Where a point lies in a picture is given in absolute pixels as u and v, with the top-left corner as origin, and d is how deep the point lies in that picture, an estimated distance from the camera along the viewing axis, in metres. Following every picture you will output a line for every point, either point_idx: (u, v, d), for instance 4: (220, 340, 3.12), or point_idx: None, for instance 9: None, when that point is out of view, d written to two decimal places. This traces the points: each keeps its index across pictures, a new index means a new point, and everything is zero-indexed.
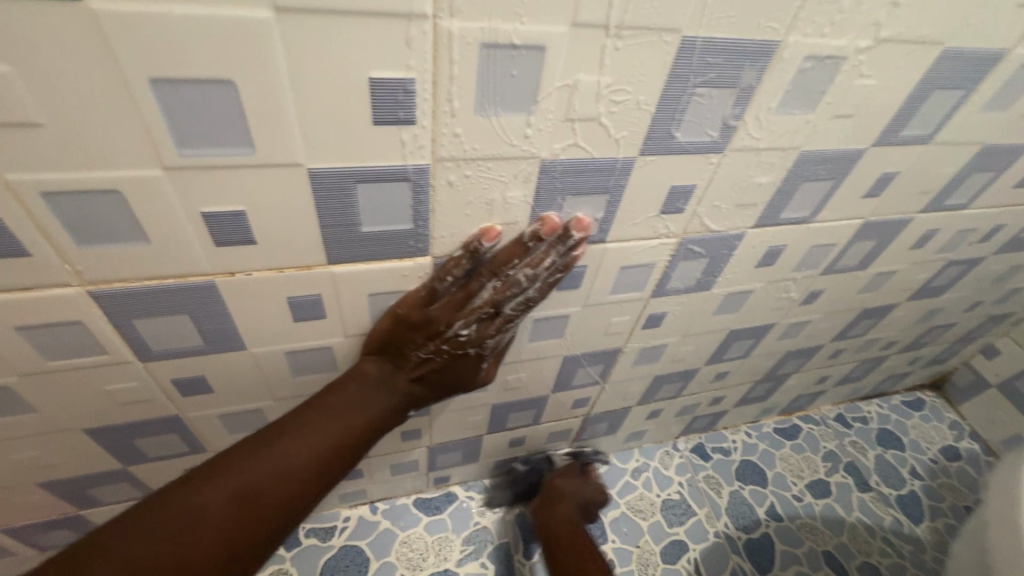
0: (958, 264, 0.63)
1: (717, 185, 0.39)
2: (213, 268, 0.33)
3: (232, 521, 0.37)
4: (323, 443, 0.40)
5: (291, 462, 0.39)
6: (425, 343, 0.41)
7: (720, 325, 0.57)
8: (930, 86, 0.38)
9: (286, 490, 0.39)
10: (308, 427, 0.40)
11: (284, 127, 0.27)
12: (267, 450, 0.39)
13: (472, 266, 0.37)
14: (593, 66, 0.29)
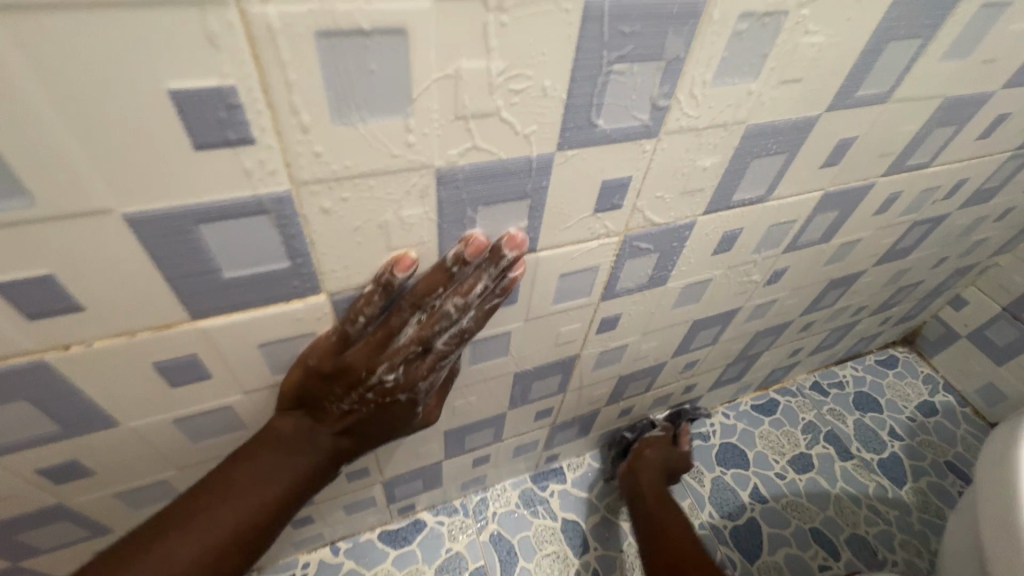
0: (923, 223, 0.60)
1: (656, 175, 0.34)
2: (37, 345, 0.26)
3: None
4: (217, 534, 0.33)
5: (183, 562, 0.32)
6: (345, 394, 0.35)
7: (683, 317, 0.53)
8: (885, 37, 0.33)
9: None
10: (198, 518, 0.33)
11: (69, 164, 0.20)
12: (149, 550, 0.32)
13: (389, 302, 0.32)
14: (477, 49, 0.23)
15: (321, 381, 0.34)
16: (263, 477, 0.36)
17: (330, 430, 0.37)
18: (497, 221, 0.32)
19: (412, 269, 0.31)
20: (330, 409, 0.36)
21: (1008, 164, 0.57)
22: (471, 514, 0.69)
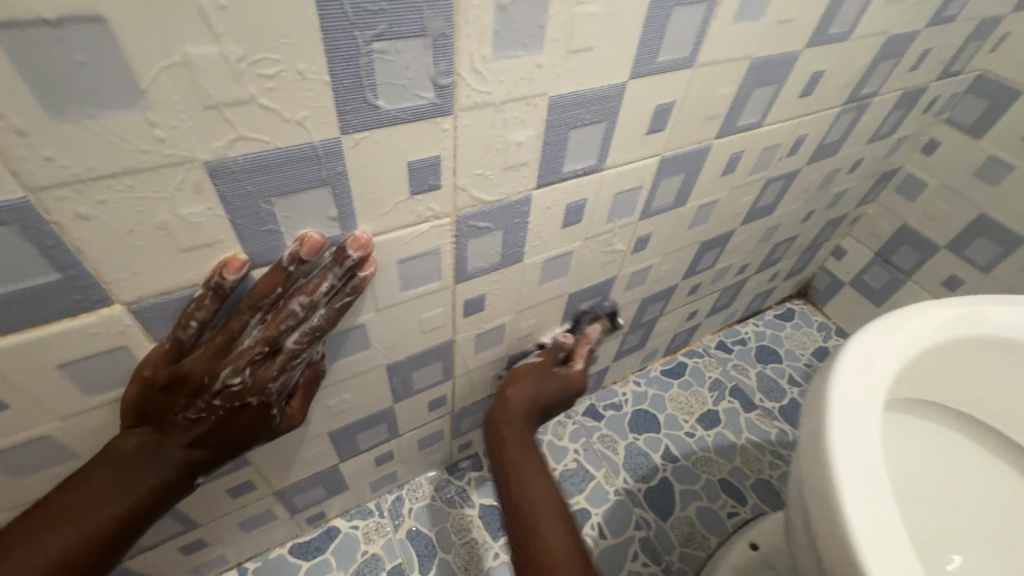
0: (776, 180, 0.64)
1: (467, 152, 0.34)
2: None
3: None
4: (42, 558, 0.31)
5: None
6: (192, 403, 0.34)
7: (555, 292, 0.54)
8: (666, 3, 0.34)
9: None
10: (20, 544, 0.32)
11: None
12: None
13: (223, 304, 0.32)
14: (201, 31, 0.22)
15: (164, 390, 0.33)
16: (96, 497, 0.34)
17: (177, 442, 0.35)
18: (307, 212, 0.31)
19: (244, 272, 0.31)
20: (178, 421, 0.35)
21: (842, 119, 0.61)
22: (387, 514, 0.69)
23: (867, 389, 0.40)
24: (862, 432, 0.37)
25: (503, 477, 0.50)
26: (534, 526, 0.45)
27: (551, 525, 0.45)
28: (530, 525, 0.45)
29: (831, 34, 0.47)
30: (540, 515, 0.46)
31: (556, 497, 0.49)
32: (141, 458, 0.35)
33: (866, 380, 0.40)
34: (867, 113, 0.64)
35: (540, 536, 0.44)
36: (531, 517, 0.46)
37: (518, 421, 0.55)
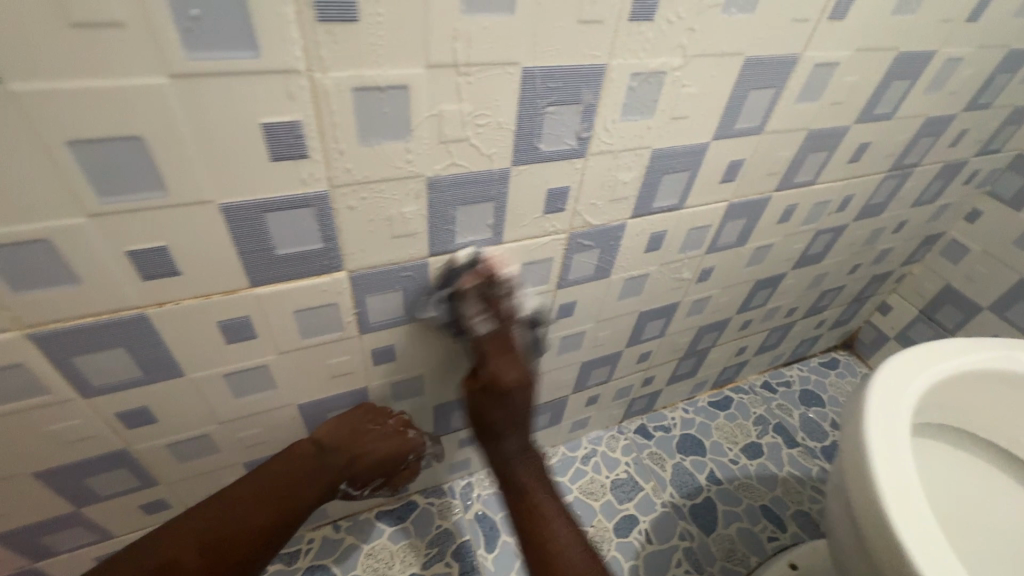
0: (826, 232, 0.73)
1: (588, 186, 0.46)
2: (143, 300, 0.36)
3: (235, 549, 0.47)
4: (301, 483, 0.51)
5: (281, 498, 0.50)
6: (389, 430, 0.55)
7: (629, 308, 0.65)
8: (745, 87, 0.46)
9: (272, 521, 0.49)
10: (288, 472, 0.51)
11: (192, 169, 0.32)
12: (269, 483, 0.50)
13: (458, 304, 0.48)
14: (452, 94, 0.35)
15: (371, 422, 0.54)
16: (296, 495, 0.50)
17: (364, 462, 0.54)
18: (473, 219, 0.44)
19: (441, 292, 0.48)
20: (370, 450, 0.54)
21: (886, 183, 0.71)
22: (458, 496, 0.78)
23: (893, 448, 0.45)
24: (902, 492, 0.42)
25: (523, 482, 0.57)
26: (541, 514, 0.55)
27: (542, 511, 0.55)
28: (523, 492, 0.56)
29: (877, 113, 0.58)
30: (537, 500, 0.56)
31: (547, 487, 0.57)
32: (330, 471, 0.52)
33: (892, 432, 0.46)
34: (911, 179, 0.73)
35: (545, 512, 0.55)
36: (532, 501, 0.56)
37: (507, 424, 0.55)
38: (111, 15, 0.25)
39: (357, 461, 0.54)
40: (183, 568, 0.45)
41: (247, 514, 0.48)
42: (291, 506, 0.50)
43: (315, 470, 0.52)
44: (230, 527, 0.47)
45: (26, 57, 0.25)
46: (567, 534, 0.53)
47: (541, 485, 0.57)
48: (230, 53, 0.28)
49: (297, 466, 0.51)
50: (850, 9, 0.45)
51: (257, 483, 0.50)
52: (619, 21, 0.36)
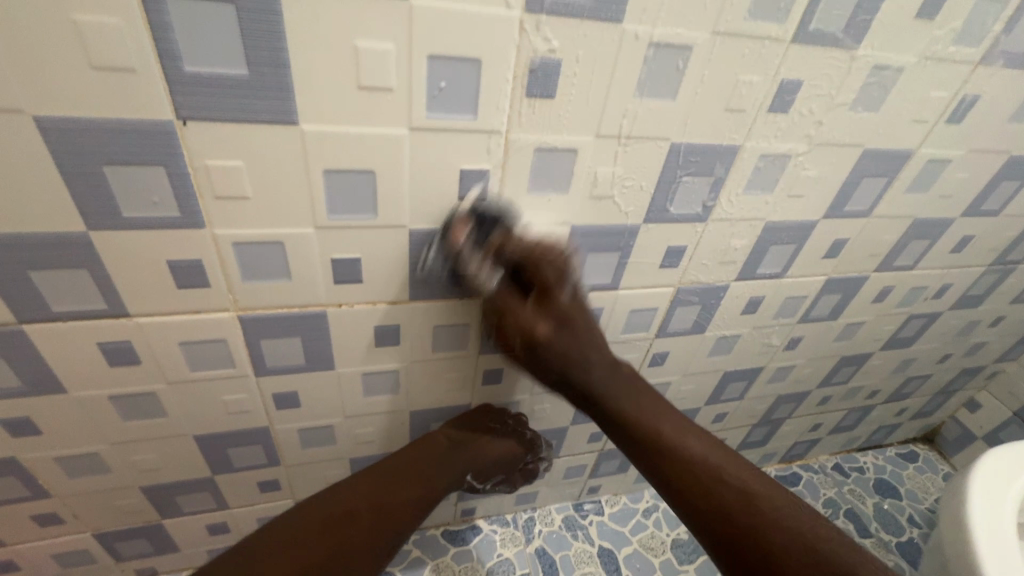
0: (918, 317, 0.74)
1: (703, 248, 0.51)
2: (327, 300, 0.44)
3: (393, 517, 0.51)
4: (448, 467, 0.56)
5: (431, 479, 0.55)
6: (507, 430, 0.60)
7: (716, 366, 0.67)
8: (860, 175, 0.50)
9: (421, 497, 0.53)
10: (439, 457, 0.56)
11: (399, 199, 0.39)
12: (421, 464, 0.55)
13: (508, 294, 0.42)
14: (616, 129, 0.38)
15: (491, 420, 0.59)
16: (431, 477, 0.55)
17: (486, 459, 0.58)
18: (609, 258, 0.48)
19: None
20: (491, 447, 0.58)
21: (986, 276, 0.71)
22: (521, 528, 0.80)
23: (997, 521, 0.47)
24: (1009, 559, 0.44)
25: (625, 410, 0.44)
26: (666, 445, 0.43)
27: (672, 443, 0.43)
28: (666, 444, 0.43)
29: (984, 209, 0.60)
30: (656, 420, 0.44)
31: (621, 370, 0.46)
32: (459, 463, 0.56)
33: (998, 533, 0.47)
34: (1012, 276, 0.73)
35: (666, 436, 0.44)
36: (650, 423, 0.44)
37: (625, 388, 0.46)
38: (385, 82, 0.33)
39: (482, 457, 0.58)
40: (353, 521, 0.48)
41: (396, 489, 0.52)
42: (436, 482, 0.55)
43: (447, 460, 0.56)
44: (377, 498, 0.51)
45: (320, 107, 0.33)
46: (688, 438, 0.44)
47: (633, 382, 0.46)
48: (455, 115, 0.36)
49: (429, 455, 0.55)
50: (967, 115, 0.49)
51: (399, 466, 0.54)
52: (758, 111, 0.42)
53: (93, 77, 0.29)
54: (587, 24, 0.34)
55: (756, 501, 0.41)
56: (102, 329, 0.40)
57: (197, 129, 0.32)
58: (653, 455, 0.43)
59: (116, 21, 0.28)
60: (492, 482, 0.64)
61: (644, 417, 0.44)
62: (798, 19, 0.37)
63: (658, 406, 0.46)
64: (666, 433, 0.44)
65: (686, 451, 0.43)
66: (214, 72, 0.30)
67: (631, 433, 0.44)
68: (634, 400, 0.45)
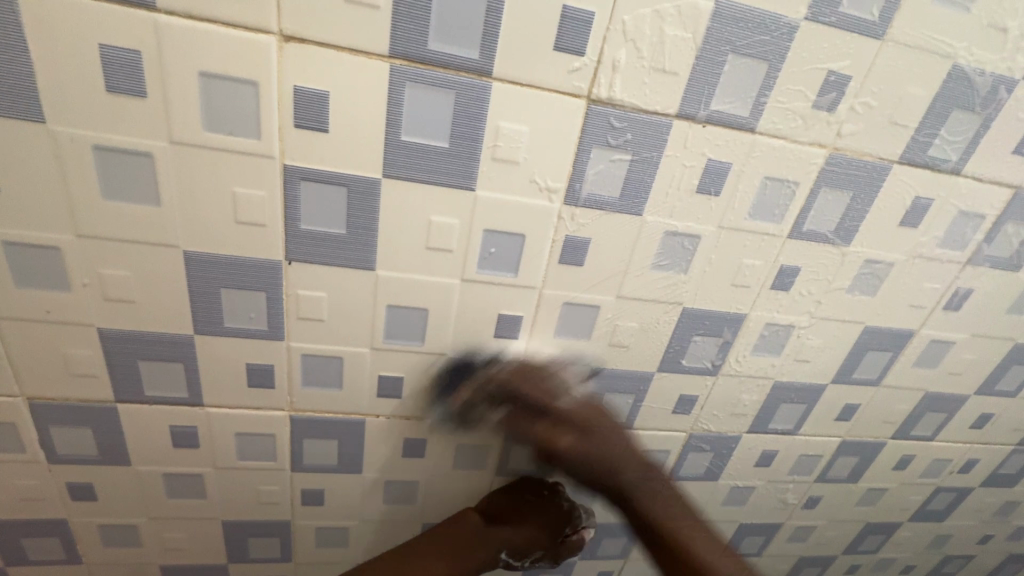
0: (947, 491, 0.72)
1: (714, 399, 0.55)
2: (368, 410, 0.49)
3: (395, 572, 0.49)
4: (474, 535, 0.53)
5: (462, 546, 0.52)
6: (547, 499, 0.55)
7: (730, 516, 0.67)
8: (865, 347, 0.54)
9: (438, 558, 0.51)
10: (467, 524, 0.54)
11: (444, 332, 0.46)
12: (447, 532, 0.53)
13: (554, 417, 0.48)
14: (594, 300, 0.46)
15: (529, 492, 0.56)
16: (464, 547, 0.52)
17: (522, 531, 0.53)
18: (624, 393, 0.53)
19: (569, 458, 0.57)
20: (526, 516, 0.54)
21: (1016, 455, 0.70)
22: None
23: None
24: None
25: (637, 493, 0.47)
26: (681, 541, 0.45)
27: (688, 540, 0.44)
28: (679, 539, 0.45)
29: (999, 389, 0.62)
30: (666, 510, 0.46)
31: (665, 485, 0.48)
32: (494, 532, 0.53)
33: None
34: None
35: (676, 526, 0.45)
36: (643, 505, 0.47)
37: (655, 477, 0.48)
38: (448, 245, 0.42)
39: (519, 528, 0.53)
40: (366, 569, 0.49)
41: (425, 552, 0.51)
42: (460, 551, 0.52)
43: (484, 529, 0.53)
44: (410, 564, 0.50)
45: (395, 259, 0.42)
46: (700, 539, 0.45)
47: (660, 479, 0.48)
48: (500, 272, 0.43)
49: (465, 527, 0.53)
50: (963, 304, 0.54)
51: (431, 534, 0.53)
52: (762, 287, 0.48)
53: (234, 227, 0.39)
54: (612, 214, 0.42)
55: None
56: (178, 414, 0.47)
57: (298, 267, 0.41)
58: (651, 532, 0.46)
59: (262, 193, 0.38)
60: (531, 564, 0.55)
61: (648, 502, 0.47)
62: (792, 221, 0.45)
63: (690, 517, 0.46)
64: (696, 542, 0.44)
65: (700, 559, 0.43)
66: (321, 229, 0.40)
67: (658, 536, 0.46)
68: (663, 504, 0.47)
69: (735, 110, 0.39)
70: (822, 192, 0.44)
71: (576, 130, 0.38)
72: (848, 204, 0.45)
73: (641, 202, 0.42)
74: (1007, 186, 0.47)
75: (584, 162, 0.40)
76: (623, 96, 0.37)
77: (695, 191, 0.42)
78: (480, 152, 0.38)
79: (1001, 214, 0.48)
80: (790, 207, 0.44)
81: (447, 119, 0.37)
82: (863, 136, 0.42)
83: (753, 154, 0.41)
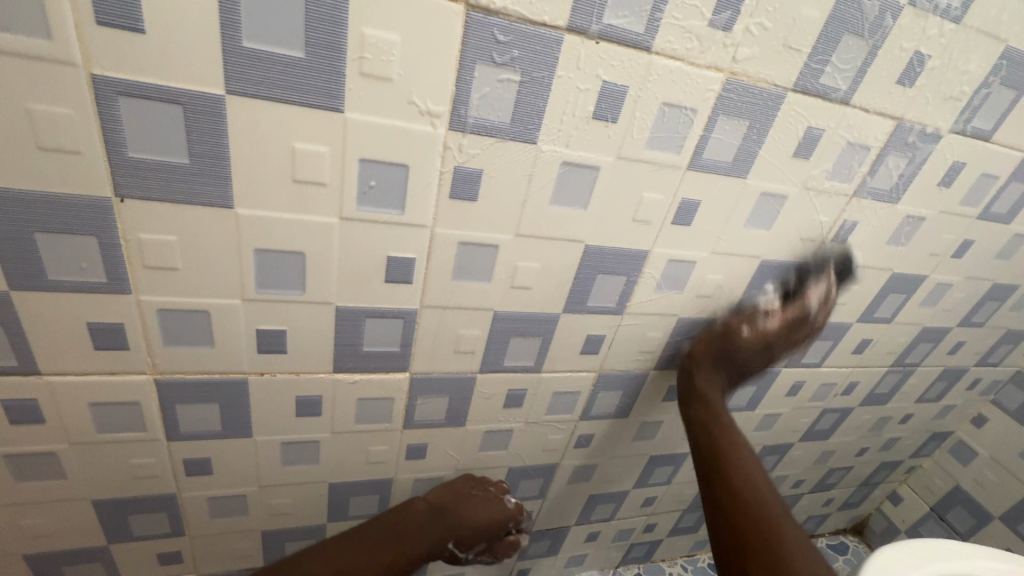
0: (832, 411, 0.79)
1: (621, 337, 0.55)
2: (249, 368, 0.45)
3: None
4: (427, 535, 0.57)
5: (411, 545, 0.56)
6: (490, 496, 0.61)
7: (641, 450, 0.70)
8: (762, 281, 0.56)
9: (387, 559, 0.55)
10: (412, 523, 0.57)
11: (326, 278, 0.41)
12: (390, 525, 0.56)
13: None
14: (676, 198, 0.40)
15: (474, 488, 0.61)
16: (406, 537, 0.56)
17: (468, 526, 0.59)
18: (529, 336, 0.51)
19: (480, 404, 0.56)
20: (466, 513, 0.59)
21: (889, 375, 0.77)
22: None
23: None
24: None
25: (721, 443, 0.56)
26: (728, 474, 0.54)
27: (746, 477, 0.53)
28: (736, 488, 0.52)
29: (878, 316, 0.67)
30: (733, 461, 0.55)
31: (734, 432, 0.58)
32: (440, 530, 0.58)
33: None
34: (912, 376, 0.80)
35: (731, 475, 0.54)
36: (715, 445, 0.56)
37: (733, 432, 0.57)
38: (319, 177, 0.36)
39: (456, 523, 0.58)
40: None
41: (370, 549, 0.54)
42: (408, 545, 0.56)
43: (426, 525, 0.57)
44: (353, 555, 0.53)
45: (257, 194, 0.36)
46: (757, 476, 0.54)
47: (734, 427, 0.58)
48: (384, 209, 0.39)
49: (411, 521, 0.57)
50: (850, 236, 0.56)
51: (373, 528, 0.56)
52: (663, 222, 0.47)
53: (39, 155, 0.31)
54: (504, 142, 0.39)
55: (768, 515, 0.50)
56: (9, 387, 0.40)
57: (135, 206, 0.35)
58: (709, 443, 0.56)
59: (68, 112, 0.31)
60: (473, 551, 0.63)
61: (717, 444, 0.56)
62: (691, 152, 0.44)
63: (747, 457, 0.56)
64: (745, 484, 0.53)
65: (756, 503, 0.51)
66: (158, 159, 0.33)
67: (708, 465, 0.56)
68: (730, 440, 0.57)
69: (629, 26, 0.36)
70: (720, 120, 0.43)
71: (456, 42, 0.34)
72: (745, 133, 0.44)
73: (536, 128, 0.39)
74: (890, 118, 0.48)
75: (468, 81, 0.36)
76: (505, 4, 0.33)
77: (591, 118, 0.39)
78: (344, 66, 0.33)
79: (883, 147, 0.50)
80: (688, 136, 0.43)
81: (299, 21, 0.31)
82: (758, 60, 0.41)
83: (650, 76, 0.39)
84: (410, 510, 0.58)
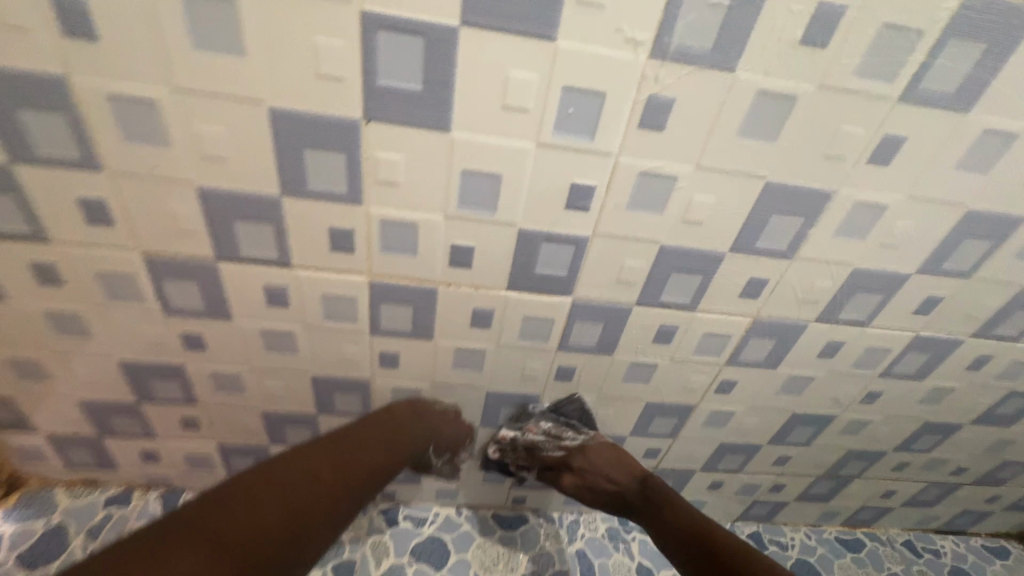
0: (1020, 395, 0.69)
1: (785, 283, 0.54)
2: (440, 278, 0.52)
3: (341, 484, 0.49)
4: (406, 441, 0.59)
5: (392, 453, 0.57)
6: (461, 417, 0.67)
7: (784, 405, 0.68)
8: (963, 234, 0.51)
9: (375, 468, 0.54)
10: (395, 430, 0.59)
11: (515, 200, 0.46)
12: (372, 431, 0.58)
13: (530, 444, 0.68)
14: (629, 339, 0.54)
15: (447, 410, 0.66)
16: (398, 442, 0.58)
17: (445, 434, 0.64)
18: (691, 274, 0.52)
19: (630, 337, 0.58)
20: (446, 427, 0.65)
21: None
22: (565, 527, 0.84)
23: None
24: None
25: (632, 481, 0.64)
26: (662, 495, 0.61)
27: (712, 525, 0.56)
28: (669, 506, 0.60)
29: None
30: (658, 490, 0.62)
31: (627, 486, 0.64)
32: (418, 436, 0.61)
33: None
34: None
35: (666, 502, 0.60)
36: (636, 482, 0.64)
37: (628, 484, 0.64)
38: (525, 104, 0.40)
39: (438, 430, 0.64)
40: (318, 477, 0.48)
41: (358, 454, 0.54)
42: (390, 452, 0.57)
43: (405, 427, 0.60)
44: (350, 459, 0.53)
45: (471, 119, 0.41)
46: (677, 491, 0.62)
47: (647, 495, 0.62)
48: (577, 136, 0.42)
49: (395, 421, 0.60)
50: None
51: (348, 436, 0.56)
52: (856, 161, 0.45)
53: (314, 81, 0.39)
54: (701, 69, 0.39)
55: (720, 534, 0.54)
56: (270, 272, 0.50)
57: (377, 128, 0.41)
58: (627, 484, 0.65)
59: (339, 42, 0.37)
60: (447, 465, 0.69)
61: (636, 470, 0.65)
62: (906, 81, 0.40)
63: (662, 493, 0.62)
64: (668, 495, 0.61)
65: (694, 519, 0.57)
66: (398, 85, 0.39)
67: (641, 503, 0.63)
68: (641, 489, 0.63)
69: None
70: (948, 46, 0.39)
71: None
72: (976, 60, 0.40)
73: (737, 54, 0.38)
74: None
75: (677, 7, 0.36)
76: None
77: (798, 44, 0.38)
78: None
79: None
80: (906, 63, 0.39)
81: None
82: None
83: None
84: (385, 418, 0.60)
